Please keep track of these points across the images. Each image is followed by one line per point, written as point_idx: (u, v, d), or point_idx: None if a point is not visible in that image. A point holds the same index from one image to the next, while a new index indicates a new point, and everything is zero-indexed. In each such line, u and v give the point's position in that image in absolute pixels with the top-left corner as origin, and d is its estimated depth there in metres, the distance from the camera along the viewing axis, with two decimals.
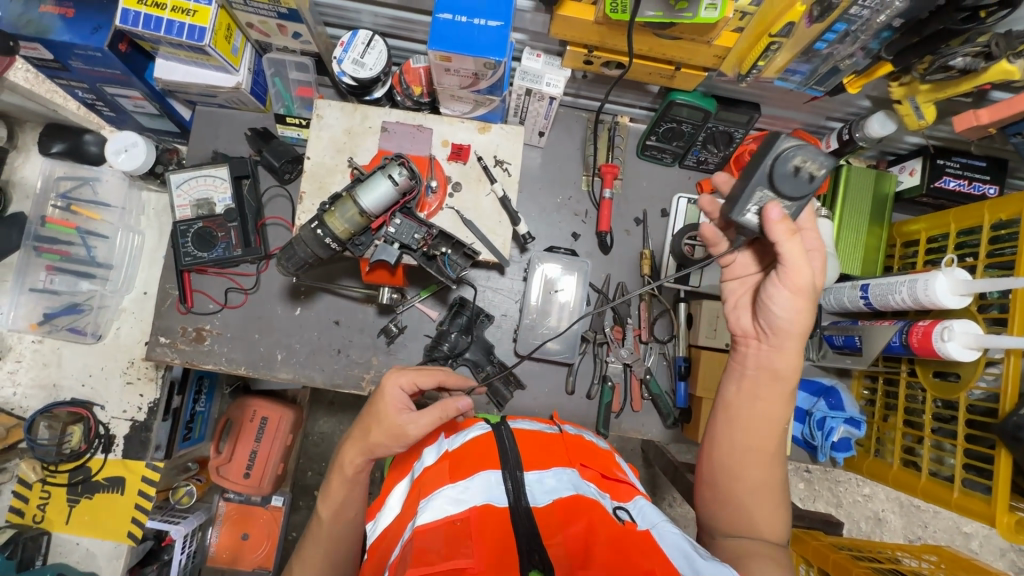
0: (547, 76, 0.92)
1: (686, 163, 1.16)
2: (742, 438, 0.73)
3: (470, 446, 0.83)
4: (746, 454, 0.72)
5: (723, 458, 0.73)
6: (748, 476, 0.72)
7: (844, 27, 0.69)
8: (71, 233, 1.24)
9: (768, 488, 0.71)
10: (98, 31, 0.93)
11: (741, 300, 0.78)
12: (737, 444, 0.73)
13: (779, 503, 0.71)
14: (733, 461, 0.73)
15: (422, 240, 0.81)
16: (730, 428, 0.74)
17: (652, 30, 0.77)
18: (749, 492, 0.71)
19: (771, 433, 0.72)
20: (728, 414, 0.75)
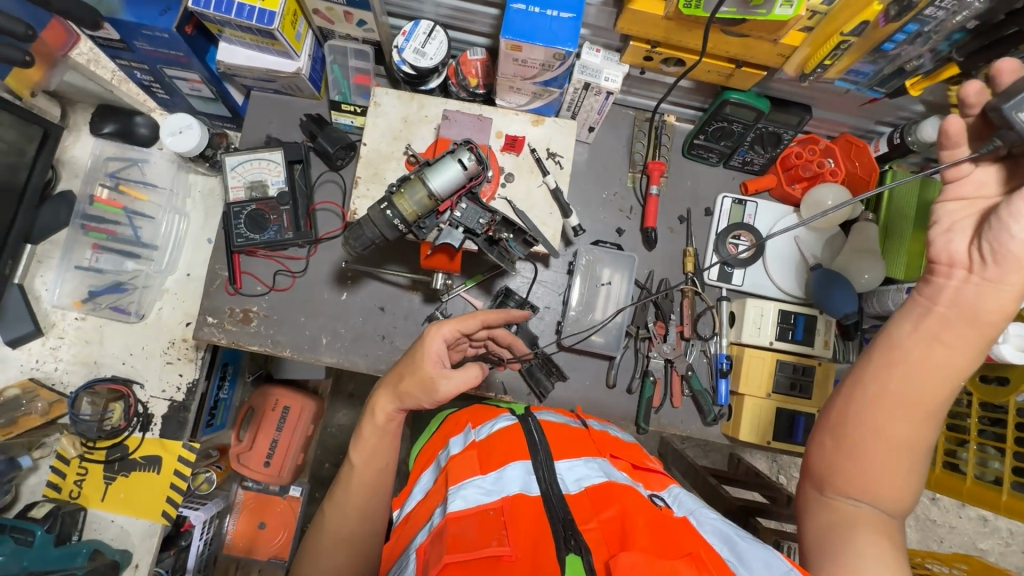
0: (606, 71, 0.92)
1: (731, 164, 1.17)
2: (897, 391, 0.64)
3: (496, 436, 0.84)
4: (898, 409, 0.64)
5: (867, 409, 0.66)
6: (894, 436, 0.64)
7: (915, 28, 0.71)
8: (118, 213, 1.26)
9: (913, 451, 0.64)
10: (167, 12, 0.95)
11: (960, 223, 0.66)
12: (888, 396, 0.65)
13: (918, 468, 0.65)
14: (878, 413, 0.65)
15: (486, 225, 0.82)
16: (884, 377, 0.65)
17: (721, 27, 0.78)
18: (886, 450, 0.64)
19: (933, 389, 0.64)
20: (884, 360, 0.66)
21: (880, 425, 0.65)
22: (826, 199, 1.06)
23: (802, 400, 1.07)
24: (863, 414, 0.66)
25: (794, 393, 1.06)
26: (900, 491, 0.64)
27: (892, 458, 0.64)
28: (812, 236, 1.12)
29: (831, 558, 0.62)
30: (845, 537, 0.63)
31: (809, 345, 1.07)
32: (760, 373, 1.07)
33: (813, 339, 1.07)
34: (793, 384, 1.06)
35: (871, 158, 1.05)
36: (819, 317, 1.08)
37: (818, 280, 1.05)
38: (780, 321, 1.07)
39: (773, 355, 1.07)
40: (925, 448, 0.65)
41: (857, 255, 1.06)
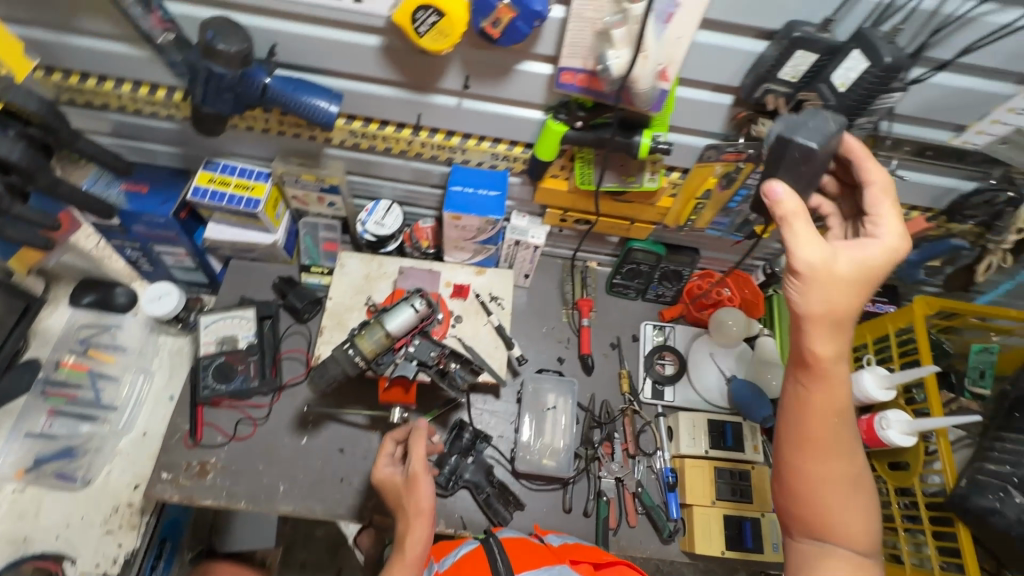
0: (531, 231, 1.15)
1: (648, 297, 1.38)
2: (814, 440, 0.70)
3: (460, 565, 0.87)
4: (822, 459, 0.70)
5: (797, 464, 0.71)
6: (828, 483, 0.69)
7: (746, 192, 0.98)
8: (82, 376, 1.30)
9: (842, 483, 0.69)
10: (167, 201, 1.15)
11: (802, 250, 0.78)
12: (809, 446, 0.70)
13: (864, 500, 0.70)
14: (806, 466, 0.70)
15: (437, 357, 0.95)
16: (799, 430, 0.71)
17: (611, 196, 1.03)
18: (828, 498, 0.69)
19: (839, 427, 0.70)
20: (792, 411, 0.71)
21: (815, 476, 0.70)
22: (727, 319, 1.28)
23: (745, 504, 1.13)
24: (795, 469, 0.71)
25: (737, 498, 1.13)
26: (857, 531, 0.69)
27: (837, 505, 0.69)
28: (724, 350, 1.29)
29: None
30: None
31: (740, 450, 1.17)
32: (701, 482, 1.14)
33: (743, 444, 1.17)
34: (733, 489, 1.13)
35: (755, 286, 1.32)
36: (743, 423, 1.20)
37: (736, 389, 1.20)
38: (710, 430, 1.18)
39: (710, 463, 1.15)
40: (855, 473, 0.70)
41: (763, 364, 1.25)
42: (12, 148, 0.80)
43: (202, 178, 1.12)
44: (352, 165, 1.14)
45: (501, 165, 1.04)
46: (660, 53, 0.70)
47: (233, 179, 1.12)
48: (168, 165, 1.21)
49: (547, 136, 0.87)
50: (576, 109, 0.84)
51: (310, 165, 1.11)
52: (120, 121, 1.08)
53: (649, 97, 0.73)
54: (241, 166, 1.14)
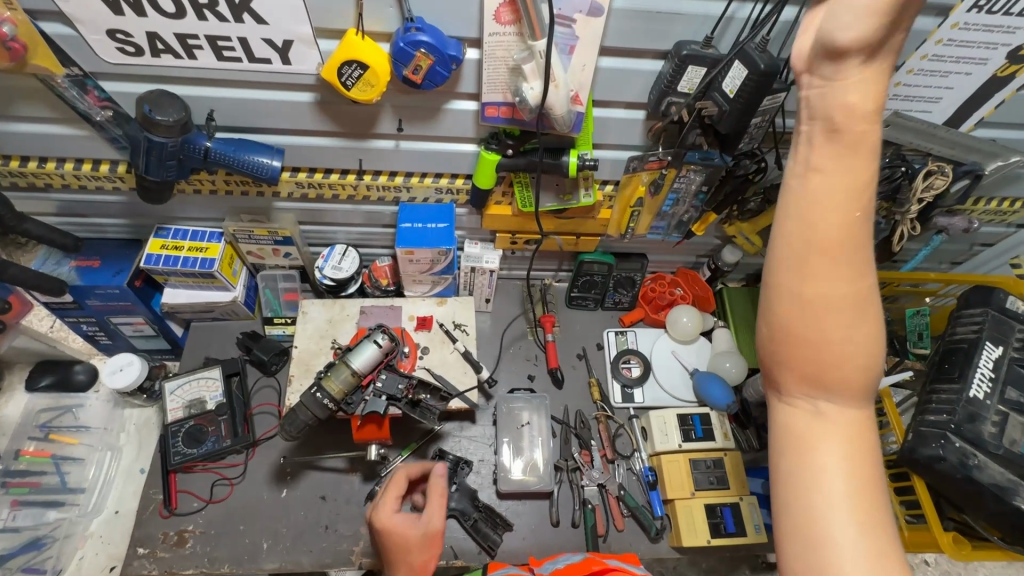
0: (485, 256, 1.20)
1: (607, 306, 1.43)
2: (813, 264, 0.52)
3: None
4: (820, 281, 0.52)
5: (786, 300, 0.54)
6: (829, 315, 0.53)
7: (675, 196, 1.06)
8: (44, 462, 1.24)
9: (852, 302, 0.53)
10: (120, 273, 1.15)
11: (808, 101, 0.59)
12: (807, 270, 0.53)
13: (871, 344, 0.54)
14: (803, 301, 0.53)
15: (406, 388, 0.97)
16: (793, 253, 0.53)
17: (553, 214, 1.09)
18: (824, 341, 0.53)
19: (850, 238, 0.52)
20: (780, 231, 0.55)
21: (809, 313, 0.53)
22: (681, 317, 1.33)
23: (724, 491, 1.16)
24: (786, 301, 0.54)
25: (716, 486, 1.16)
26: (855, 382, 0.53)
27: (834, 350, 0.53)
28: (684, 347, 1.35)
29: (795, 498, 0.52)
30: (809, 471, 0.52)
31: (711, 440, 1.21)
32: (678, 476, 1.17)
33: (713, 434, 1.22)
34: (710, 478, 1.17)
35: (704, 282, 1.39)
36: (710, 413, 1.25)
37: (700, 381, 1.26)
38: (681, 425, 1.22)
39: (685, 455, 1.19)
40: (867, 293, 0.53)
41: (719, 355, 1.31)
42: None
43: (154, 246, 1.13)
44: (302, 215, 1.18)
45: (446, 198, 1.09)
46: (570, 80, 0.77)
47: (186, 244, 1.14)
48: (119, 237, 1.22)
49: (483, 165, 0.93)
50: (505, 138, 0.90)
51: (261, 220, 1.14)
52: (66, 199, 1.10)
53: (568, 119, 0.81)
54: (192, 230, 1.16)
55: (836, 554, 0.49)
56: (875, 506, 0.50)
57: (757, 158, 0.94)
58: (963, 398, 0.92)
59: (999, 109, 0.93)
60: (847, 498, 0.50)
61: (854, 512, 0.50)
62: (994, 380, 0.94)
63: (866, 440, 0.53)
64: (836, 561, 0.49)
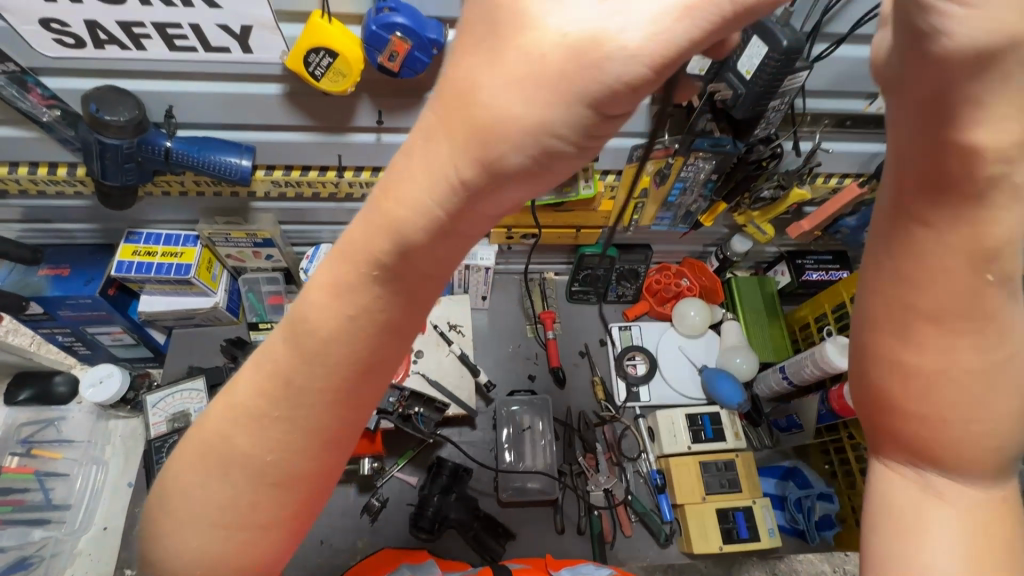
0: (479, 253, 1.13)
1: (609, 300, 1.36)
2: (921, 300, 0.41)
3: None
4: (938, 326, 0.41)
5: (883, 349, 0.44)
6: (948, 398, 0.41)
7: (682, 186, 0.98)
8: (27, 479, 1.16)
9: (974, 382, 0.41)
10: (92, 281, 1.08)
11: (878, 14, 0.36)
12: (910, 303, 0.42)
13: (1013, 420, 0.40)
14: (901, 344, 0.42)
15: (397, 402, 0.92)
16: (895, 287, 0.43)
17: (551, 208, 1.02)
18: (940, 432, 0.41)
19: (982, 281, 0.39)
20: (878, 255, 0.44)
21: (919, 366, 0.42)
22: (689, 311, 1.27)
23: (734, 494, 1.12)
24: (885, 364, 0.44)
25: (726, 490, 1.12)
26: (993, 457, 0.41)
27: (958, 420, 0.40)
28: (691, 342, 1.29)
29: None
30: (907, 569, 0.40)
31: (721, 440, 1.16)
32: (688, 480, 1.12)
33: (724, 434, 1.17)
34: (721, 481, 1.12)
35: (712, 272, 1.31)
36: (720, 412, 1.20)
37: (708, 377, 1.21)
38: (690, 425, 1.17)
39: (694, 458, 1.14)
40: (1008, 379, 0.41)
41: (729, 349, 1.24)
42: None
43: (125, 251, 1.06)
44: (283, 214, 1.10)
45: None
46: None
47: (159, 248, 1.07)
48: (89, 242, 1.15)
49: None
50: None
51: (238, 222, 1.06)
52: (28, 206, 1.02)
53: None
54: (165, 232, 1.08)
55: None
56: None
57: (773, 142, 0.86)
58: None
59: None
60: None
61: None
62: None
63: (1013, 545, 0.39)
64: None
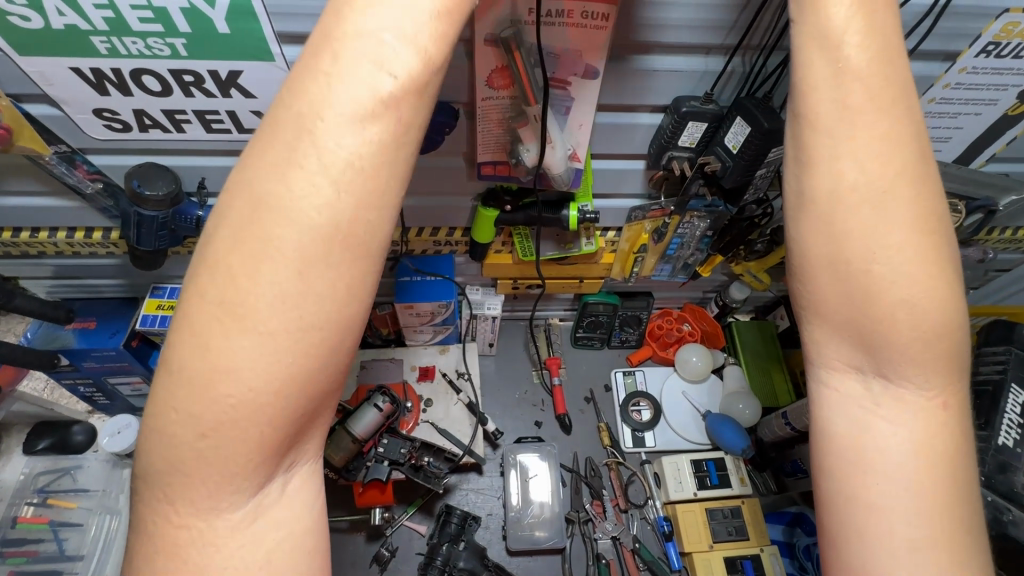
0: (487, 302, 1.18)
1: (613, 344, 1.40)
2: (849, 225, 0.43)
3: None
4: (867, 243, 0.43)
5: (820, 275, 0.45)
6: (898, 305, 0.42)
7: (679, 241, 1.03)
8: (42, 528, 1.22)
9: (902, 310, 0.42)
10: (117, 333, 1.13)
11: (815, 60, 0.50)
12: (843, 233, 0.43)
13: (948, 317, 0.43)
14: (845, 267, 0.43)
15: (408, 453, 0.94)
16: (839, 214, 0.43)
17: (555, 261, 1.06)
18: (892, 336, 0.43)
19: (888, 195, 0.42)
20: (798, 191, 0.46)
21: (861, 288, 0.43)
22: (691, 356, 1.30)
23: (743, 542, 1.11)
24: (829, 274, 0.44)
25: (734, 538, 1.11)
26: (932, 364, 0.43)
27: (901, 332, 0.43)
28: (694, 387, 1.32)
29: (847, 520, 0.43)
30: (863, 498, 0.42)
31: (728, 486, 1.18)
32: (695, 527, 1.12)
33: (730, 480, 1.18)
34: (729, 529, 1.12)
35: (712, 318, 1.35)
36: (725, 457, 1.21)
37: (712, 423, 1.22)
38: (695, 471, 1.19)
39: (700, 505, 1.15)
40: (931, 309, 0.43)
41: (731, 395, 1.27)
42: None
43: (150, 306, 1.11)
44: None
45: (445, 249, 1.07)
46: (567, 139, 0.75)
47: None
48: (115, 296, 1.20)
49: (482, 222, 0.91)
50: (503, 193, 0.88)
51: None
52: (61, 264, 1.08)
53: (566, 177, 0.79)
54: None
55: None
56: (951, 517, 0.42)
57: (764, 204, 0.91)
58: (992, 447, 0.88)
59: (1011, 144, 0.90)
60: (912, 508, 0.41)
61: (918, 519, 0.41)
62: None
63: (947, 444, 0.43)
64: None
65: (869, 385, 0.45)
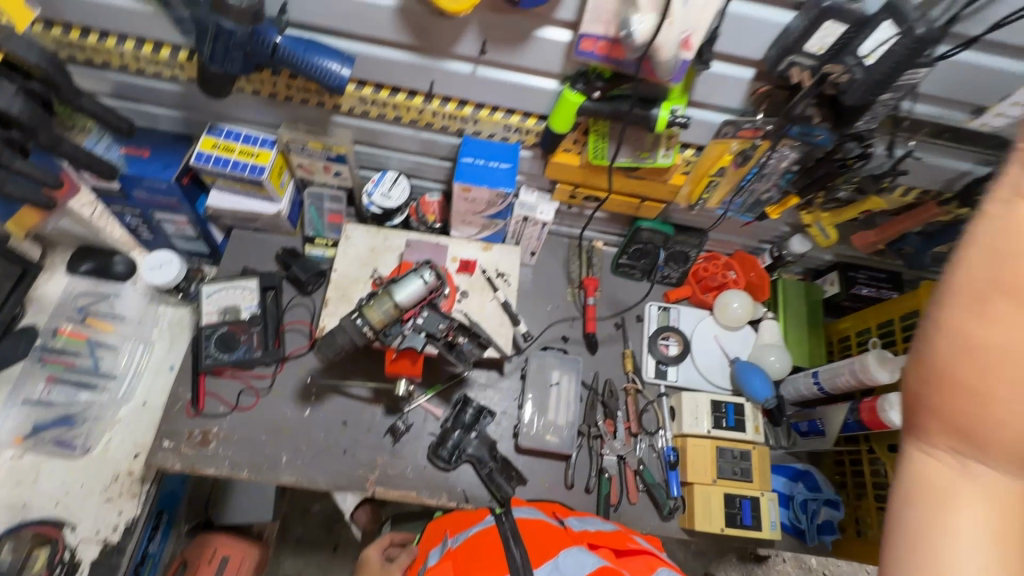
0: (540, 206, 1.14)
1: (653, 279, 1.37)
2: (999, 355, 0.47)
3: (470, 542, 0.79)
4: (1013, 388, 0.47)
5: (955, 396, 0.49)
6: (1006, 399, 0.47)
7: (758, 171, 0.96)
8: (80, 344, 1.28)
9: None
10: (169, 167, 1.12)
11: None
12: (994, 364, 0.47)
13: None
14: (973, 392, 0.48)
15: (445, 330, 0.94)
16: (969, 350, 0.48)
17: (624, 172, 1.01)
18: (993, 422, 0.48)
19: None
20: (942, 328, 0.50)
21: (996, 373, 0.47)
22: (732, 301, 1.27)
23: (746, 484, 1.14)
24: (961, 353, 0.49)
25: (738, 478, 1.14)
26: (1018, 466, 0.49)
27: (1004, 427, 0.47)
28: (727, 333, 1.30)
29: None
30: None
31: (742, 431, 1.17)
32: (703, 462, 1.14)
33: (745, 425, 1.18)
34: (734, 469, 1.14)
35: (761, 269, 1.29)
36: (745, 404, 1.20)
37: (739, 369, 1.22)
38: (713, 411, 1.18)
39: (712, 442, 1.16)
40: None
41: (764, 346, 1.25)
42: (12, 102, 0.79)
43: (205, 143, 1.09)
44: (359, 134, 1.12)
45: (513, 137, 1.02)
46: (686, 19, 0.68)
47: (238, 146, 1.09)
48: (169, 130, 1.18)
49: (563, 107, 0.85)
50: (595, 79, 0.82)
51: (316, 133, 1.08)
52: (122, 81, 1.05)
53: (672, 67, 0.72)
54: (245, 132, 1.11)
55: None
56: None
57: (865, 141, 0.84)
58: None
59: None
60: None
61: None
62: None
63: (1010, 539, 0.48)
64: None
65: (967, 467, 0.50)
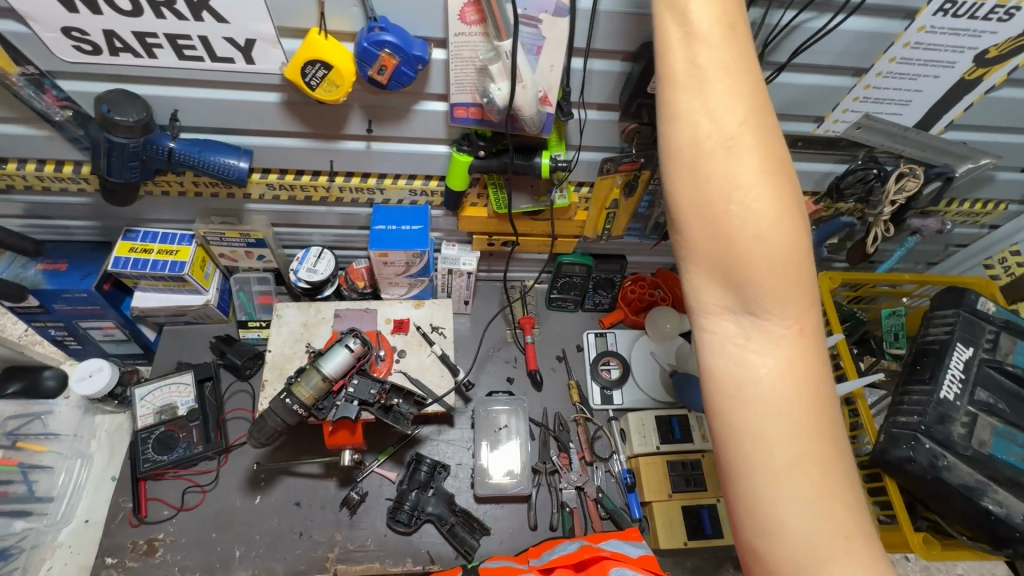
0: (462, 258, 1.20)
1: (587, 308, 1.42)
2: (714, 172, 0.52)
3: None
4: (733, 202, 0.51)
5: (693, 226, 0.53)
6: (737, 224, 0.51)
7: (651, 198, 1.06)
8: (11, 471, 1.17)
9: (764, 240, 0.51)
10: (88, 275, 1.13)
11: None
12: (710, 182, 0.52)
13: (793, 246, 0.51)
14: (717, 236, 0.52)
15: (378, 394, 0.96)
16: (688, 175, 0.53)
17: (530, 216, 1.08)
18: (742, 254, 0.51)
19: (787, 161, 0.53)
20: (668, 144, 0.54)
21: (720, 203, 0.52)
22: (659, 318, 1.34)
23: (701, 493, 1.16)
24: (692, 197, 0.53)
25: (692, 488, 1.16)
26: (785, 293, 0.51)
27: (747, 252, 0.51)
28: (662, 349, 1.35)
29: (736, 453, 0.50)
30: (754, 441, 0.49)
31: (689, 441, 1.21)
32: (657, 478, 1.17)
33: (691, 435, 1.22)
34: (687, 480, 1.17)
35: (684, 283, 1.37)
36: (688, 414, 1.25)
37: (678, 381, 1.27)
38: (659, 426, 1.22)
39: (662, 457, 1.19)
40: (796, 252, 0.52)
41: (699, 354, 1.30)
42: None
43: (122, 248, 1.10)
44: (276, 217, 1.16)
45: (421, 199, 1.08)
46: (538, 80, 0.77)
47: (155, 246, 1.11)
48: (86, 240, 1.19)
49: (455, 167, 0.92)
50: (476, 139, 0.89)
51: (232, 223, 1.12)
52: (31, 201, 1.07)
53: (537, 121, 0.80)
54: (162, 231, 1.13)
55: (781, 506, 0.48)
56: (829, 478, 0.49)
57: None
58: (934, 399, 0.91)
59: (969, 111, 0.92)
60: (784, 431, 0.49)
61: (799, 462, 0.49)
62: (964, 381, 0.93)
63: (808, 368, 0.51)
64: (779, 522, 0.48)
65: (740, 322, 0.52)
